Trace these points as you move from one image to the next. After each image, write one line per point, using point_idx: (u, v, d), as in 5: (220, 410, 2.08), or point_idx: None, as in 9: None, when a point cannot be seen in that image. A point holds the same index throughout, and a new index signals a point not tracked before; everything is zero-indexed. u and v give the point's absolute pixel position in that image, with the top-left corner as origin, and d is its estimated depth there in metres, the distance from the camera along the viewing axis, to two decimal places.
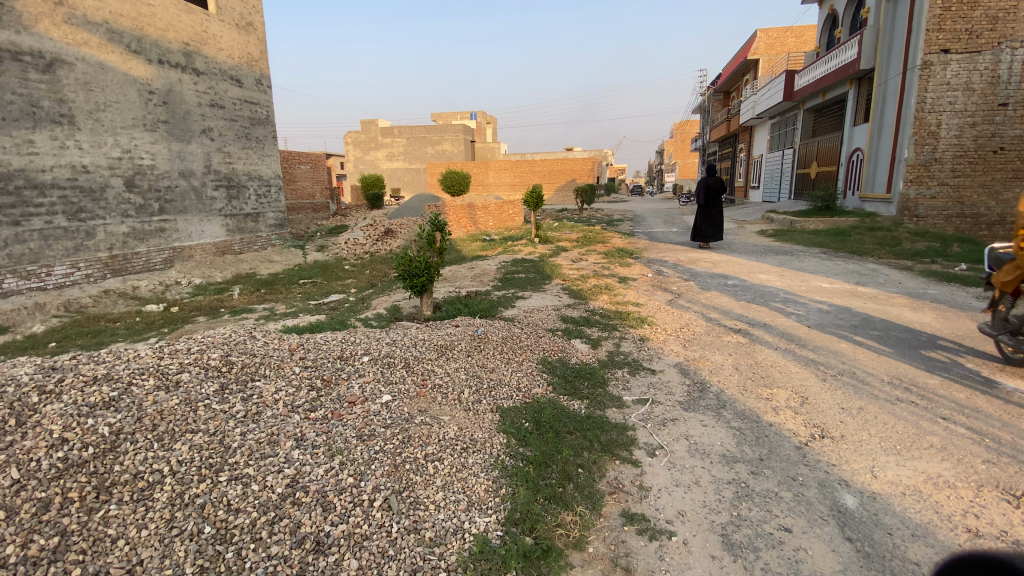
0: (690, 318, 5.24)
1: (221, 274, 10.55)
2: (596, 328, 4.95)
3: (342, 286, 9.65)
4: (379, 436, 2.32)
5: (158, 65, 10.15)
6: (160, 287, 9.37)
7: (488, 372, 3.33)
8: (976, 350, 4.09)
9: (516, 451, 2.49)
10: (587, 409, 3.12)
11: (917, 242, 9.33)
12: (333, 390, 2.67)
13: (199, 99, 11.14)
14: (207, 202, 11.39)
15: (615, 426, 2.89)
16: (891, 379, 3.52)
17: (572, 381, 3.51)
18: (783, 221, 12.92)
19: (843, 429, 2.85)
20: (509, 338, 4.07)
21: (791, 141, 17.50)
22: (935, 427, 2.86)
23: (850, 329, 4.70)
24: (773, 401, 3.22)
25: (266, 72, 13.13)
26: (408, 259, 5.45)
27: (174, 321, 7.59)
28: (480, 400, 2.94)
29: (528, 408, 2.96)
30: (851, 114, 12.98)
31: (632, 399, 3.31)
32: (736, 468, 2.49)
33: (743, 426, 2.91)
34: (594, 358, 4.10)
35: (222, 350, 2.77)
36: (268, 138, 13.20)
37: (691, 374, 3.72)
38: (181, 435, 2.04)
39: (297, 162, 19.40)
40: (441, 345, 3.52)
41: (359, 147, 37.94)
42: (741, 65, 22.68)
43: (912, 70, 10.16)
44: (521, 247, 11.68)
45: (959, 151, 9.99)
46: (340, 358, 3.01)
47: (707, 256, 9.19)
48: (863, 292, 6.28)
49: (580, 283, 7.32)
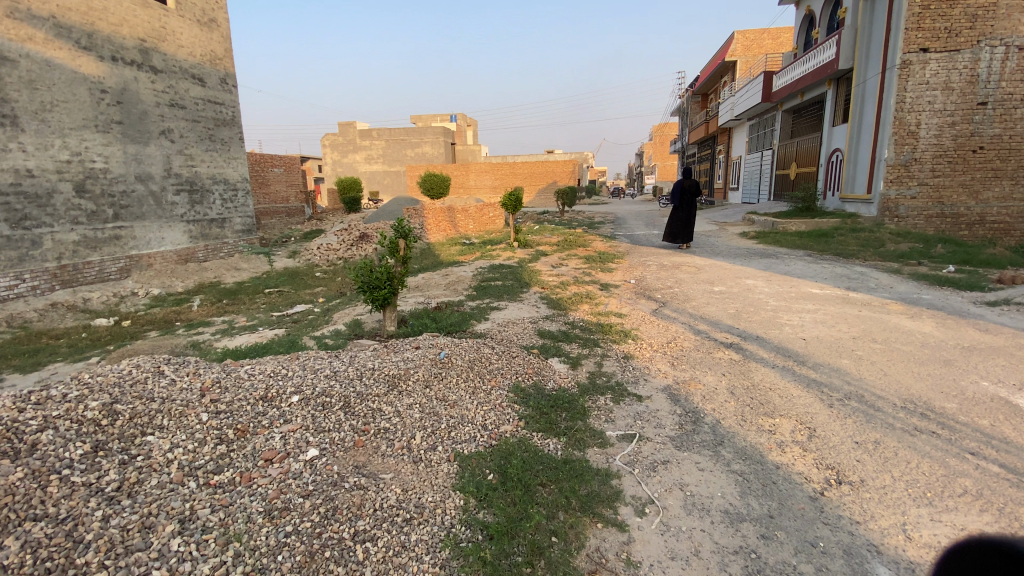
0: (677, 331, 4.81)
1: (182, 283, 9.81)
2: (575, 344, 4.49)
3: (310, 296, 9.05)
4: (295, 510, 1.83)
5: (111, 62, 9.43)
6: (114, 299, 8.61)
7: (449, 408, 2.84)
8: (987, 365, 3.74)
9: (474, 518, 2.01)
10: (564, 451, 2.65)
11: (900, 243, 9.12)
12: (248, 443, 2.17)
13: (157, 99, 10.42)
14: (167, 207, 10.65)
15: (596, 474, 2.43)
16: (905, 404, 3.13)
17: (547, 413, 3.02)
18: (764, 222, 12.68)
19: (862, 472, 2.43)
20: (476, 361, 3.57)
21: (770, 142, 17.35)
22: (966, 466, 2.46)
23: (850, 343, 4.33)
24: (776, 435, 2.80)
25: (231, 71, 12.46)
26: (368, 269, 4.91)
27: (123, 337, 6.91)
28: (435, 446, 2.45)
29: (493, 455, 2.48)
30: (830, 114, 12.80)
31: (617, 435, 2.86)
32: (742, 531, 2.05)
33: (746, 470, 2.47)
34: (573, 382, 3.62)
35: (108, 396, 2.24)
36: (234, 140, 12.51)
37: (682, 401, 3.27)
38: (16, 527, 1.57)
39: (269, 164, 18.63)
40: (393, 375, 2.99)
41: (336, 150, 37.14)
42: (719, 67, 22.63)
43: (891, 69, 9.98)
44: (499, 252, 11.19)
45: (938, 151, 9.83)
46: (262, 399, 2.49)
47: (690, 260, 8.83)
48: (855, 298, 5.95)
49: (559, 291, 6.86)
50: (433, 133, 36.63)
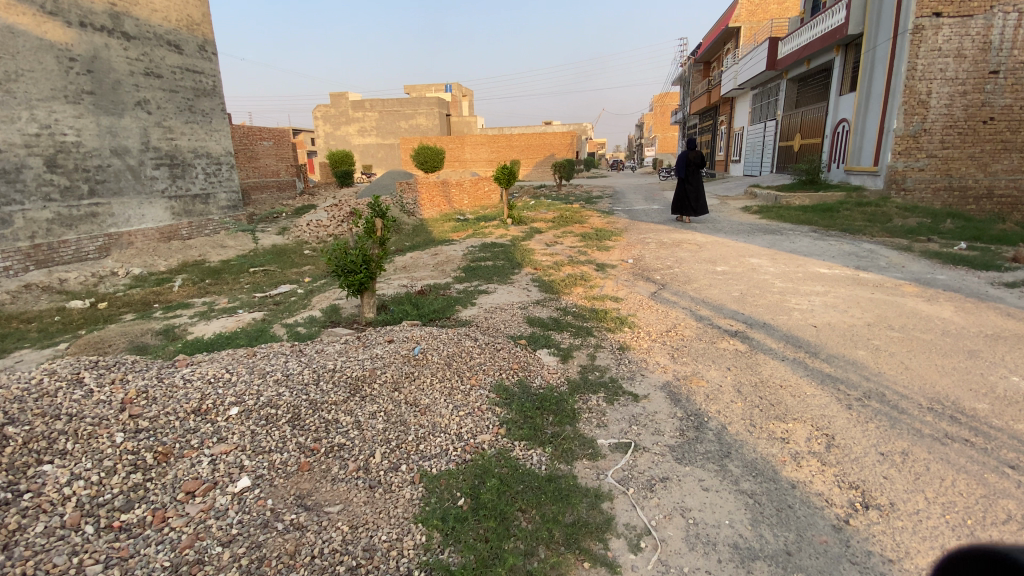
0: (678, 318, 4.45)
1: (165, 262, 9.35)
2: (567, 333, 4.14)
3: (296, 275, 8.64)
4: (209, 564, 1.50)
5: (79, 28, 8.78)
6: (92, 280, 8.20)
7: (419, 415, 2.49)
8: (1015, 357, 3.40)
9: (436, 561, 1.67)
10: (549, 466, 2.31)
11: (908, 218, 8.71)
12: (169, 470, 1.86)
13: (131, 68, 9.78)
14: (146, 182, 10.11)
15: (585, 496, 2.10)
16: (932, 405, 2.80)
17: (532, 418, 2.68)
18: (766, 196, 12.21)
19: (890, 493, 2.09)
20: (456, 356, 3.20)
21: (774, 112, 16.71)
22: (1006, 483, 2.12)
23: (864, 331, 3.97)
24: (791, 443, 2.47)
25: (210, 37, 11.74)
26: (343, 251, 4.51)
27: (96, 321, 6.54)
28: (397, 466, 2.10)
29: (466, 473, 2.14)
30: (838, 82, 12.19)
31: (610, 443, 2.52)
32: (755, 573, 1.73)
33: (758, 490, 2.14)
34: (563, 378, 3.27)
35: (1, 416, 1.90)
36: (215, 111, 11.88)
37: (683, 401, 2.94)
38: None
39: (257, 137, 17.93)
40: (355, 377, 2.63)
41: (328, 122, 36.13)
42: (722, 34, 21.72)
43: (902, 35, 9.35)
44: (492, 228, 10.76)
45: (949, 121, 9.32)
46: (194, 413, 2.15)
47: (691, 238, 8.42)
48: (866, 279, 5.58)
49: (553, 272, 6.46)
50: (427, 105, 35.49)
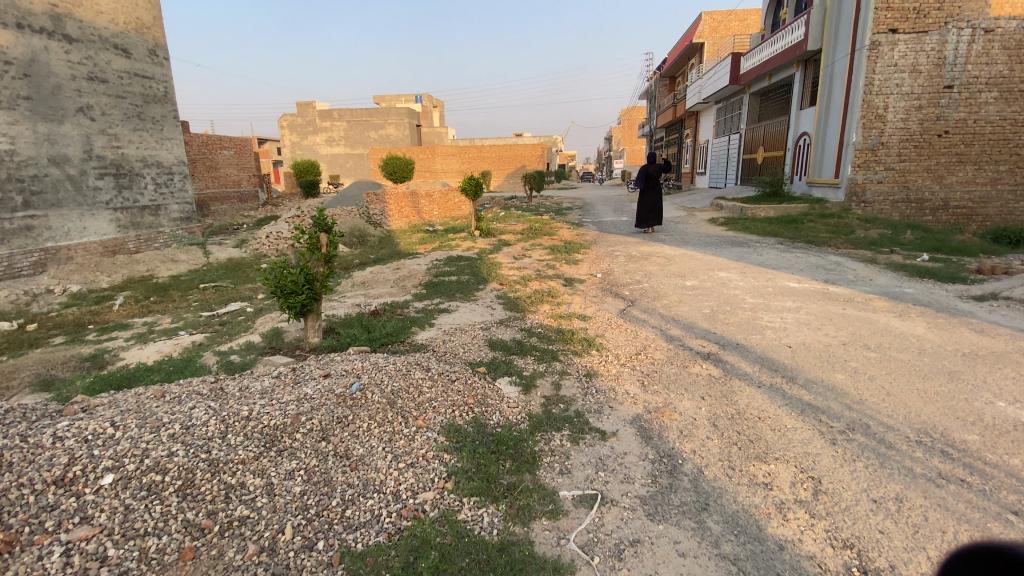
0: (647, 339, 4.18)
1: (108, 278, 8.62)
2: (530, 358, 3.82)
3: (250, 291, 8.07)
4: None
5: (15, 30, 8.12)
6: (25, 298, 7.45)
7: (348, 472, 2.11)
8: (996, 379, 3.25)
9: None
10: (501, 528, 1.96)
11: (870, 229, 8.79)
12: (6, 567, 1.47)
13: (72, 72, 9.08)
14: (89, 193, 9.37)
15: (540, 569, 1.76)
16: (920, 437, 2.58)
17: (485, 465, 2.30)
18: (732, 207, 12.26)
19: (890, 553, 1.83)
20: (401, 391, 2.81)
21: (737, 125, 16.97)
22: (1016, 537, 1.88)
23: (840, 352, 3.78)
24: (774, 490, 2.19)
25: (162, 41, 11.05)
26: (283, 270, 4.08)
27: (19, 345, 5.86)
28: (314, 543, 1.74)
29: (399, 548, 1.76)
30: (798, 96, 12.39)
31: (573, 496, 2.19)
32: None
33: (742, 554, 1.85)
34: (524, 414, 2.92)
35: None
36: (167, 118, 11.17)
37: (655, 440, 2.63)
38: None
39: (216, 146, 17.10)
40: (273, 427, 2.24)
41: (295, 131, 35.20)
42: (687, 49, 22.07)
43: (859, 50, 9.54)
44: (459, 241, 10.39)
45: (906, 135, 9.49)
46: (56, 483, 1.75)
47: (660, 251, 8.24)
48: (836, 294, 5.45)
49: (519, 288, 6.15)
50: (397, 115, 34.97)
